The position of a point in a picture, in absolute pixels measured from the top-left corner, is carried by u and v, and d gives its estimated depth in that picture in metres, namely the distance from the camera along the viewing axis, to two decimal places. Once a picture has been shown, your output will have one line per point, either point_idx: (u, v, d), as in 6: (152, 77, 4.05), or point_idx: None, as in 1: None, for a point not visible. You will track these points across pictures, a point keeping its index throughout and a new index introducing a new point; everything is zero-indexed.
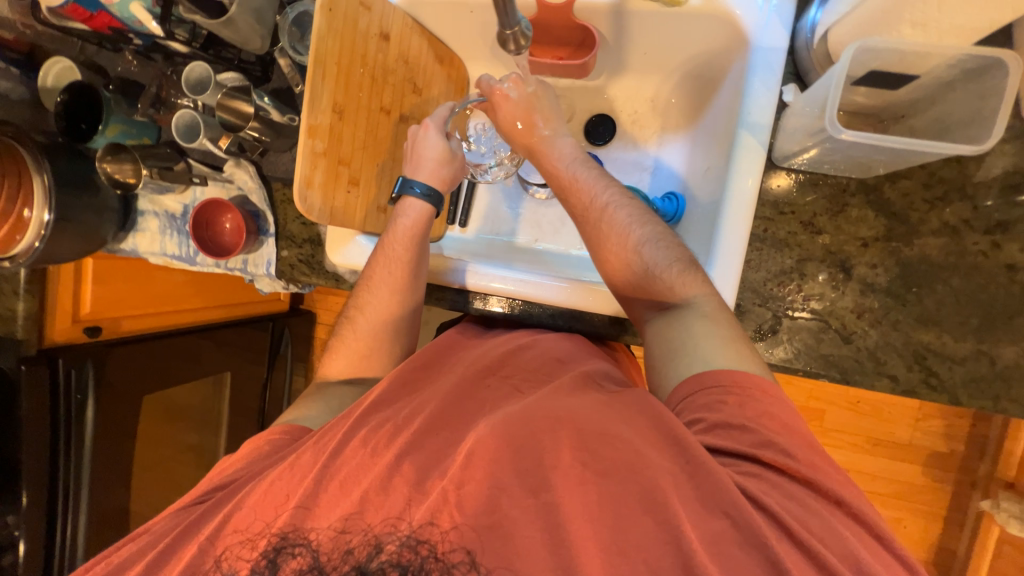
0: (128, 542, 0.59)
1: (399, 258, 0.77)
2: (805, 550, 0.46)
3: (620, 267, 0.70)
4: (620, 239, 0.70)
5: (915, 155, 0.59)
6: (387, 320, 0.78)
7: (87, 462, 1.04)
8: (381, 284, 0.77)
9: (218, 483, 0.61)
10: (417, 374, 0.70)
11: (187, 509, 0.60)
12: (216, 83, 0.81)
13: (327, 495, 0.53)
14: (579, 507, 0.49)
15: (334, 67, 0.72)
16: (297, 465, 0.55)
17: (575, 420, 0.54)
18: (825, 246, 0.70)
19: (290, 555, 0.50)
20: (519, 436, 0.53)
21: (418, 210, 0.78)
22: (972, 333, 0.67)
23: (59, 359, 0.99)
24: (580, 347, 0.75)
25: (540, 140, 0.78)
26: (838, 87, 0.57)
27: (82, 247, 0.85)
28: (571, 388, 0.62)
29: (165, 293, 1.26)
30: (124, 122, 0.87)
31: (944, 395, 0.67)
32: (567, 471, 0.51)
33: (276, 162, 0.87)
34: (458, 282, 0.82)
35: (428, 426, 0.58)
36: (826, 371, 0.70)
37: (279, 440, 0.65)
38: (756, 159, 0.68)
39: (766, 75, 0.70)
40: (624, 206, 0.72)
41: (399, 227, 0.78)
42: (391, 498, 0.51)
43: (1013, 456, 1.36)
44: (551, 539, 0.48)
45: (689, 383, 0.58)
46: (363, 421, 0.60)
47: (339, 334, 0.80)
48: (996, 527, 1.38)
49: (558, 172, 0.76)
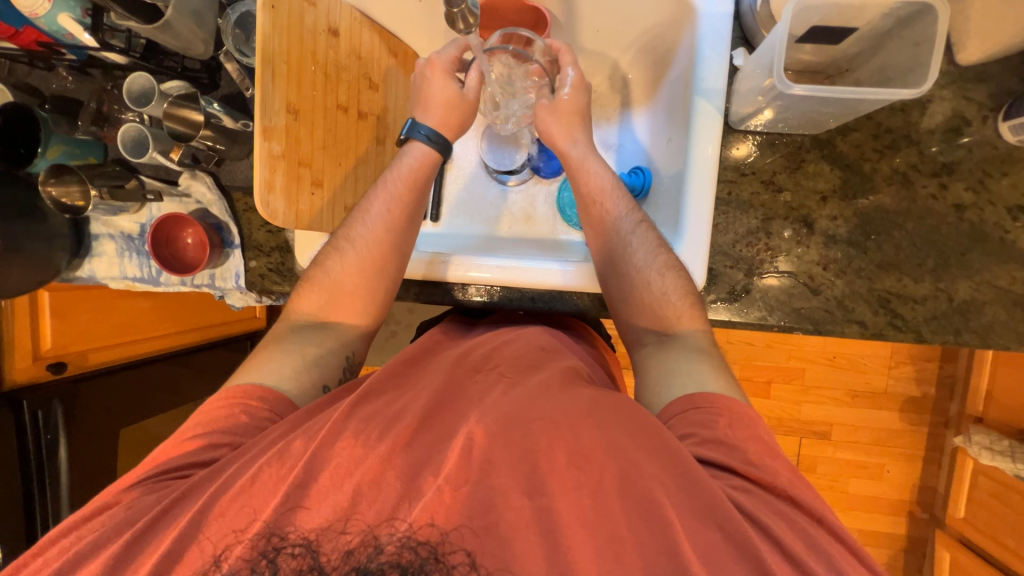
0: (98, 515, 0.55)
1: (400, 197, 0.77)
2: (788, 554, 0.48)
3: (632, 289, 0.72)
4: (642, 261, 0.72)
5: (862, 104, 0.61)
6: (375, 255, 0.76)
7: (66, 499, 1.00)
8: (376, 217, 0.76)
9: (202, 457, 0.59)
10: (404, 369, 0.69)
11: (165, 482, 0.58)
12: (160, 93, 0.78)
13: (320, 486, 0.51)
14: (574, 509, 0.50)
15: (284, 65, 0.69)
16: (286, 455, 0.54)
17: (565, 424, 0.55)
18: (787, 203, 0.72)
19: (290, 554, 0.48)
20: (514, 434, 0.53)
21: (421, 153, 0.79)
22: (930, 273, 0.70)
23: (24, 403, 0.98)
24: (559, 343, 0.76)
25: (577, 159, 0.78)
26: (782, 44, 0.58)
27: (35, 277, 0.81)
28: (562, 384, 0.62)
29: (136, 319, 1.16)
30: (65, 142, 0.82)
31: (910, 334, 0.70)
32: (561, 472, 0.51)
33: (234, 171, 0.84)
34: (440, 276, 0.81)
35: (419, 423, 0.57)
36: (799, 325, 0.72)
37: (260, 414, 0.63)
38: (713, 125, 0.70)
39: (716, 42, 0.71)
40: (651, 231, 0.74)
41: (405, 163, 0.79)
42: (385, 492, 0.51)
43: (979, 391, 1.44)
44: (546, 535, 0.48)
45: (683, 401, 0.60)
46: (352, 412, 0.57)
47: (318, 263, 0.77)
48: (971, 459, 1.46)
49: (591, 190, 0.77)
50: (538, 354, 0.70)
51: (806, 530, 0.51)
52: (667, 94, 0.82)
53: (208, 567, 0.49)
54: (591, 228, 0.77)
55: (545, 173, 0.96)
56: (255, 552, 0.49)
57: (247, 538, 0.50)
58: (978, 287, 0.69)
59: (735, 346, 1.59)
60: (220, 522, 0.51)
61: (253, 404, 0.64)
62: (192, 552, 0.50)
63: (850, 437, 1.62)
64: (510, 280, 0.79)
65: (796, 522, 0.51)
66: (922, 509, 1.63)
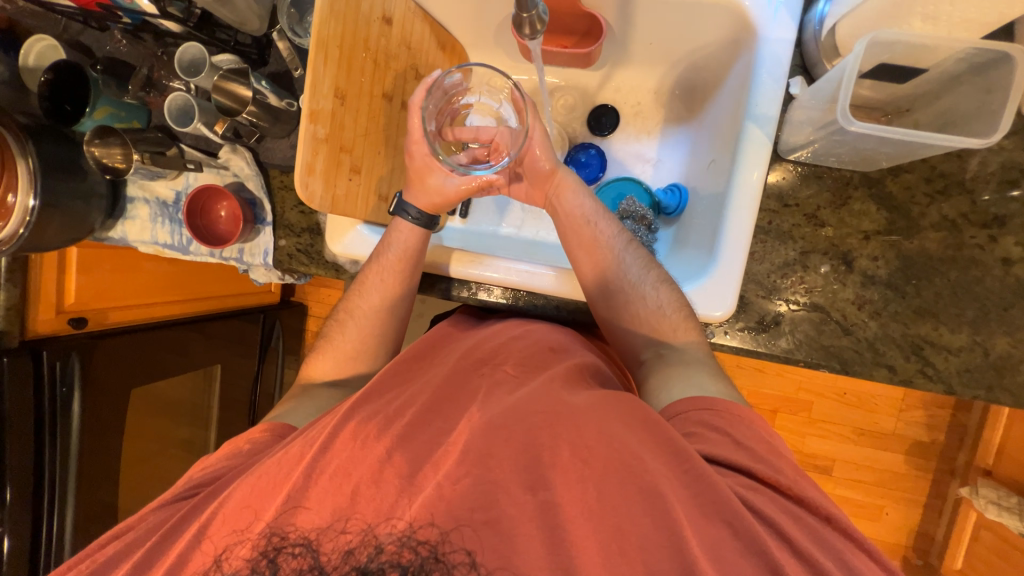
0: (112, 541, 0.57)
1: (393, 268, 0.76)
2: (801, 555, 0.47)
3: (626, 305, 0.72)
4: (635, 277, 0.73)
5: (921, 148, 0.60)
6: (372, 323, 0.78)
7: (75, 456, 0.96)
8: (373, 289, 0.77)
9: (203, 480, 0.60)
10: (407, 366, 0.69)
11: (171, 505, 0.58)
12: (211, 65, 0.79)
13: (318, 488, 0.50)
14: (579, 505, 0.48)
15: (336, 50, 0.70)
16: (285, 460, 0.54)
17: (573, 420, 0.53)
18: (829, 239, 0.71)
19: (290, 554, 0.47)
20: (517, 432, 0.53)
21: (410, 230, 0.77)
22: (967, 324, 0.68)
23: (43, 351, 0.93)
24: (568, 338, 0.74)
25: (562, 182, 0.76)
26: (851, 77, 0.57)
27: (70, 235, 0.81)
28: (566, 383, 0.60)
29: (152, 285, 1.20)
30: (113, 105, 0.83)
31: (940, 384, 0.69)
32: (565, 471, 0.50)
33: (273, 150, 0.85)
34: (435, 267, 0.81)
35: (420, 416, 0.57)
36: (826, 362, 0.71)
37: (261, 439, 0.65)
38: (761, 152, 0.69)
39: (773, 68, 0.70)
40: (631, 252, 0.75)
41: (393, 236, 0.77)
42: (383, 490, 0.50)
43: (991, 444, 1.42)
44: (549, 536, 0.47)
45: (684, 402, 0.60)
46: (351, 413, 0.56)
47: (326, 336, 0.80)
48: (975, 512, 1.43)
49: (580, 213, 0.75)
50: (546, 354, 0.67)
51: (823, 538, 0.49)
52: (714, 115, 0.82)
53: (209, 567, 0.49)
54: (582, 254, 0.74)
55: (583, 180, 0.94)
56: (256, 552, 0.48)
57: (250, 538, 0.50)
58: (1016, 343, 0.68)
59: (744, 373, 1.58)
60: (222, 523, 0.52)
61: (255, 436, 0.65)
62: (196, 553, 0.51)
63: (852, 475, 1.60)
64: (537, 287, 0.78)
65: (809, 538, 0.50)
66: (916, 556, 1.60)
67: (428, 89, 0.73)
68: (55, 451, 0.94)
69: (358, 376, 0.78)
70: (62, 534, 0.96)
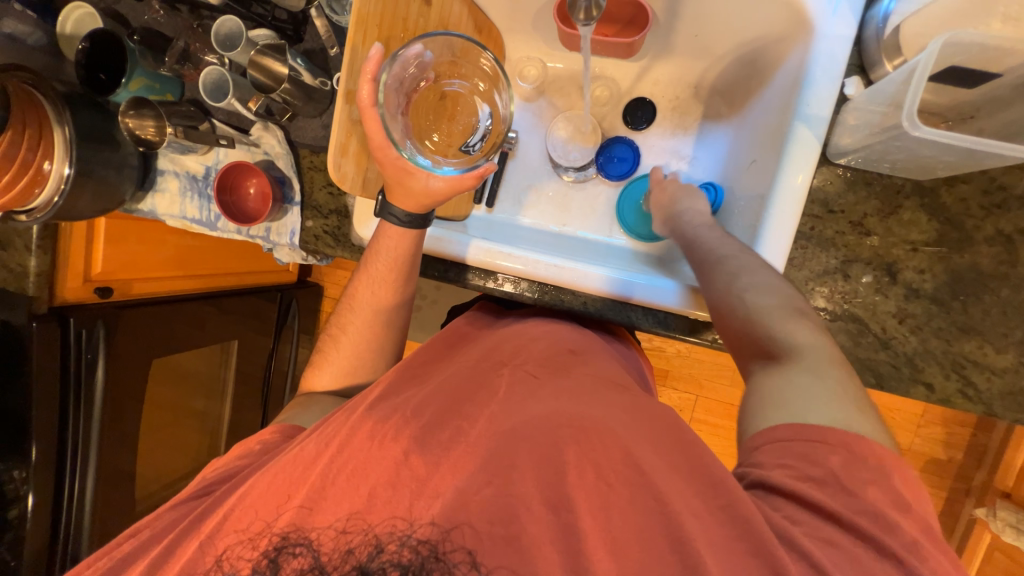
0: (130, 538, 0.56)
1: (384, 278, 0.74)
2: None
3: (722, 318, 0.65)
4: (727, 284, 0.65)
5: (987, 158, 0.57)
6: (375, 334, 0.77)
7: (98, 427, 0.97)
8: (364, 304, 0.76)
9: (226, 475, 0.60)
10: (423, 367, 0.65)
11: (187, 505, 0.58)
12: (247, 39, 0.79)
13: (335, 488, 0.48)
14: (599, 527, 0.47)
15: (375, 29, 0.68)
16: (300, 457, 0.51)
17: (601, 433, 0.51)
18: (873, 248, 0.68)
19: (290, 554, 0.46)
20: (544, 444, 0.50)
21: (399, 236, 0.73)
22: (1014, 345, 0.66)
23: (70, 318, 0.93)
24: (589, 341, 0.71)
25: (664, 203, 0.81)
26: (922, 79, 0.54)
27: (104, 205, 0.81)
28: (593, 388, 0.58)
29: (178, 257, 1.21)
30: (148, 76, 0.83)
31: (979, 405, 0.67)
32: (589, 488, 0.48)
33: (304, 129, 0.84)
34: (460, 257, 0.80)
35: (436, 419, 0.53)
36: (861, 376, 0.69)
37: (271, 440, 0.64)
38: (810, 154, 0.66)
39: (829, 67, 0.67)
40: (735, 257, 0.67)
41: (382, 243, 0.74)
42: (399, 493, 0.48)
43: (1012, 467, 1.38)
44: (570, 556, 0.45)
45: (783, 427, 0.52)
46: (371, 407, 0.54)
47: (321, 351, 0.78)
48: (989, 533, 1.40)
49: (677, 231, 0.76)
50: (567, 355, 0.64)
51: None
52: (758, 113, 0.79)
53: (210, 568, 0.48)
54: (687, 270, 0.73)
55: (612, 176, 0.92)
56: (257, 553, 0.47)
57: (254, 541, 0.48)
58: None
59: None
60: (237, 520, 0.50)
61: (267, 438, 0.64)
62: (211, 552, 0.49)
63: None
64: (561, 280, 0.77)
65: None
66: None
67: (381, 67, 0.62)
68: (78, 417, 0.95)
69: (376, 364, 0.78)
70: (84, 498, 0.98)
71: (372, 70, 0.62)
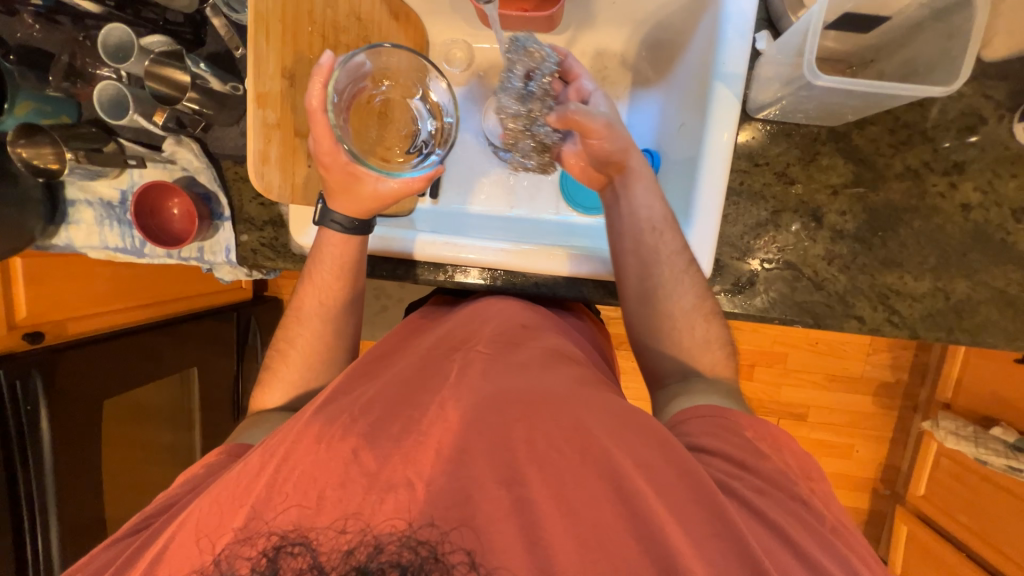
0: None
1: (330, 286, 0.73)
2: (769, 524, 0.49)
3: (648, 313, 0.70)
4: (673, 293, 0.69)
5: (887, 99, 0.61)
6: (322, 341, 0.74)
7: (53, 477, 0.92)
8: (311, 315, 0.73)
9: (167, 504, 0.57)
10: (371, 366, 0.64)
11: (124, 541, 0.55)
12: (139, 48, 0.72)
13: (285, 489, 0.46)
14: (553, 497, 0.47)
15: (278, 25, 0.64)
16: (243, 472, 0.48)
17: (550, 408, 0.52)
18: (798, 196, 0.72)
19: (291, 554, 0.43)
20: (492, 422, 0.50)
21: (340, 240, 0.71)
22: (930, 272, 0.71)
23: (1, 369, 0.86)
24: (542, 319, 0.72)
25: (633, 176, 0.71)
26: (818, 29, 0.56)
27: (8, 245, 0.74)
28: (545, 364, 0.59)
29: (112, 288, 1.13)
30: (35, 99, 0.75)
31: (905, 330, 0.72)
32: (541, 461, 0.49)
33: (223, 139, 0.80)
34: (409, 253, 0.79)
35: (386, 411, 0.52)
36: (799, 318, 0.72)
37: (215, 462, 0.62)
38: (731, 111, 0.68)
39: (739, 23, 0.68)
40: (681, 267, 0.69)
41: (326, 250, 0.72)
42: (350, 491, 0.45)
43: (950, 380, 1.50)
44: (527, 531, 0.45)
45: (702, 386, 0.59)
46: (316, 413, 0.52)
47: (268, 368, 0.74)
48: (935, 442, 1.52)
49: (646, 217, 0.70)
50: (518, 331, 0.65)
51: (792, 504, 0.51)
52: (682, 75, 0.80)
53: None
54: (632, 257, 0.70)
55: None
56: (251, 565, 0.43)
57: (254, 539, 0.44)
58: (974, 287, 0.71)
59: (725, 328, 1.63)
60: (178, 549, 0.46)
61: (207, 461, 0.62)
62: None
63: (826, 418, 1.68)
64: (511, 264, 0.77)
65: (779, 496, 0.52)
66: (886, 486, 1.72)
67: (330, 71, 0.58)
68: (29, 473, 0.90)
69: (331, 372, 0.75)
70: (49, 552, 0.93)
71: (320, 75, 0.58)
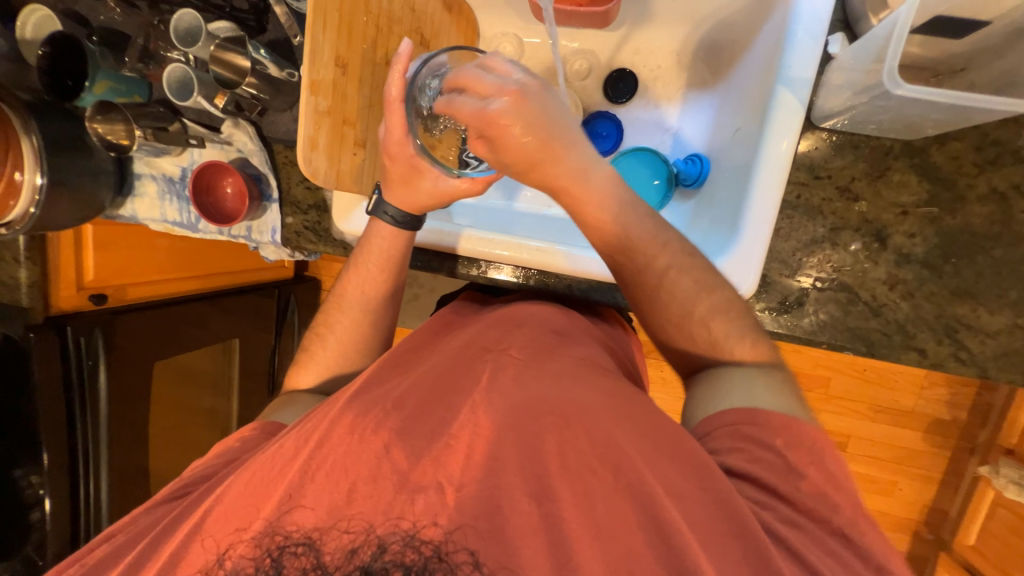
0: (101, 543, 0.57)
1: (375, 279, 0.74)
2: (807, 566, 0.46)
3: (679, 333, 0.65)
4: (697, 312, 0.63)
5: (976, 114, 0.55)
6: (358, 330, 0.75)
7: (105, 429, 1.00)
8: (352, 305, 0.75)
9: (205, 474, 0.61)
10: (404, 357, 0.64)
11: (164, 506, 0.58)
12: (207, 34, 0.77)
13: (314, 486, 0.47)
14: (580, 512, 0.47)
15: (335, 15, 0.65)
16: (277, 455, 0.50)
17: (582, 422, 0.51)
18: (862, 214, 0.67)
19: (292, 553, 0.45)
20: (525, 432, 0.50)
21: (388, 234, 0.73)
22: (1009, 307, 0.64)
23: (68, 327, 0.94)
24: (575, 325, 0.70)
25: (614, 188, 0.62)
26: (902, 32, 0.51)
27: (82, 213, 0.80)
28: (576, 372, 0.58)
29: (168, 259, 1.20)
30: (112, 79, 0.81)
31: (973, 368, 0.66)
32: (569, 475, 0.48)
33: (276, 123, 0.83)
34: (446, 247, 0.79)
35: (418, 411, 0.52)
36: (851, 344, 0.68)
37: (250, 437, 0.65)
38: (794, 119, 0.64)
39: (811, 24, 0.64)
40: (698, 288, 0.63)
41: (374, 242, 0.73)
42: (381, 488, 0.46)
43: (1016, 424, 1.37)
44: (550, 542, 0.45)
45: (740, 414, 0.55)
46: (348, 405, 0.53)
47: (306, 348, 0.77)
48: (992, 491, 1.39)
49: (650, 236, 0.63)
50: (551, 337, 0.64)
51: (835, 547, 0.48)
52: (741, 79, 0.76)
53: (210, 567, 0.46)
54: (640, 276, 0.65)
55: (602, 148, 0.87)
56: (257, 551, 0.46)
57: (250, 533, 0.47)
58: None
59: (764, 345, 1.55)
60: (219, 522, 0.48)
61: (245, 434, 0.66)
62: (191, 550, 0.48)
63: (868, 451, 1.57)
64: (545, 265, 0.76)
65: (820, 536, 0.49)
66: (930, 530, 1.59)
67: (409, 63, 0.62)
68: (86, 426, 0.97)
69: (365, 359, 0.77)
70: (99, 500, 1.01)
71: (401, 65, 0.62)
